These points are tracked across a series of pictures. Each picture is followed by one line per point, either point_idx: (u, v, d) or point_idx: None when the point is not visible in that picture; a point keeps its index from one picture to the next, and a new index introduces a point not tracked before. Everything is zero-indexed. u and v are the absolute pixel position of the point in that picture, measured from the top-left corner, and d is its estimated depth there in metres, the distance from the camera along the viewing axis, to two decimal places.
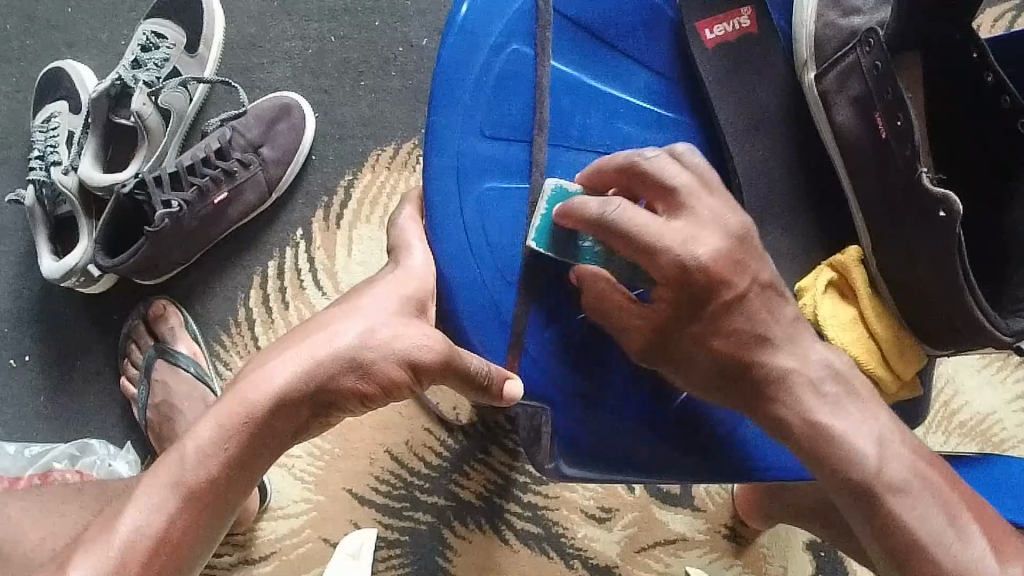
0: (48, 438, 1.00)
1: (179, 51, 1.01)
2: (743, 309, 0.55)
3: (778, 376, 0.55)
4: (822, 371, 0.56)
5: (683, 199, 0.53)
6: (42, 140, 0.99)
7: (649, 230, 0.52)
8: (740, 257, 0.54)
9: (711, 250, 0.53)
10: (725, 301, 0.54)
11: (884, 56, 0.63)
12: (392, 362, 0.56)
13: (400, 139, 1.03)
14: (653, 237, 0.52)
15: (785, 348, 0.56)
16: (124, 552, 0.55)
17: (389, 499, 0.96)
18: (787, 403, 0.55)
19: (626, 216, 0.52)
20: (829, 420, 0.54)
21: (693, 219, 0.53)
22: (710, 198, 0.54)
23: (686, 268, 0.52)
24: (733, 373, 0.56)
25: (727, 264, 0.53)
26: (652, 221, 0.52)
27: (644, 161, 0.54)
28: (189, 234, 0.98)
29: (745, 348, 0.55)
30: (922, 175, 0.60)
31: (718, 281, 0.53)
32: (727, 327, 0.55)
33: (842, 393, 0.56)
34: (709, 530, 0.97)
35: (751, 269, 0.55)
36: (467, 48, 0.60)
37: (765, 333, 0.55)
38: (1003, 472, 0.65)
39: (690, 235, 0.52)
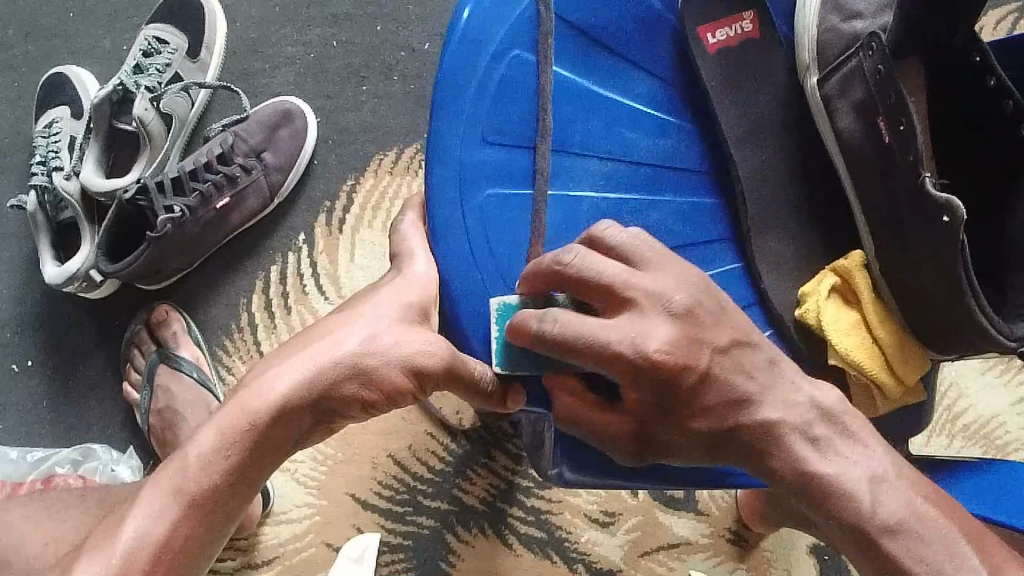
0: (51, 444, 1.00)
1: (181, 56, 1.01)
2: (712, 381, 0.51)
3: (765, 430, 0.52)
4: (810, 414, 0.52)
5: (618, 293, 0.50)
6: (44, 146, 0.99)
7: (590, 337, 0.49)
8: (691, 333, 0.50)
9: (661, 341, 0.49)
10: (693, 384, 0.51)
11: (887, 59, 0.62)
12: (395, 369, 0.56)
13: (402, 144, 1.03)
14: (595, 344, 0.49)
15: (768, 399, 0.52)
16: (127, 559, 0.55)
17: (393, 504, 0.96)
18: (779, 455, 0.51)
19: (564, 329, 0.50)
20: (821, 466, 0.51)
21: (633, 314, 0.50)
22: (644, 281, 0.50)
23: (641, 366, 0.49)
24: (721, 440, 0.52)
25: (682, 348, 0.50)
26: (590, 324, 0.49)
27: (564, 267, 0.51)
28: (191, 239, 0.98)
29: (724, 419, 0.52)
30: (926, 180, 0.59)
31: (678, 368, 0.50)
32: (701, 404, 0.51)
33: (833, 434, 0.52)
34: (713, 534, 0.97)
35: (709, 339, 0.51)
36: (470, 55, 0.60)
37: (740, 394, 0.52)
38: (1007, 477, 0.65)
39: (636, 328, 0.49)
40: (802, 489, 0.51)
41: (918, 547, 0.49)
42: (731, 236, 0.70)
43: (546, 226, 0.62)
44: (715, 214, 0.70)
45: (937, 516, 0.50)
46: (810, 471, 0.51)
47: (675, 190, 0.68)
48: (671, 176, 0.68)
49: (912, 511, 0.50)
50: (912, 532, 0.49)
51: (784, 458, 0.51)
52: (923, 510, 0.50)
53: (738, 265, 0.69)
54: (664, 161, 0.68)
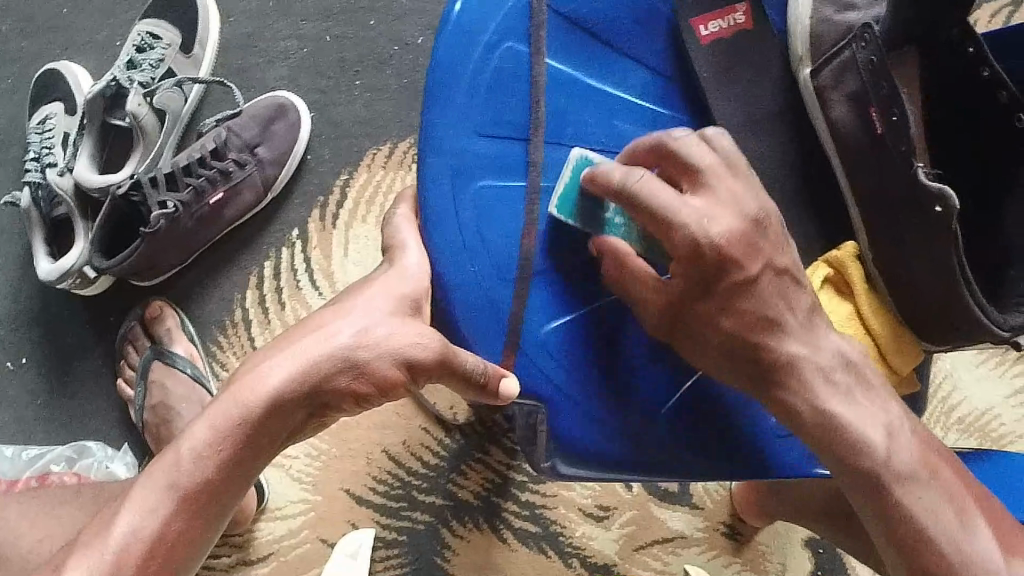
0: (45, 441, 1.00)
1: (174, 51, 1.00)
2: (756, 293, 0.54)
3: (786, 364, 0.54)
4: (834, 360, 0.55)
5: (708, 178, 0.53)
6: (37, 142, 0.99)
7: (663, 205, 0.51)
8: (755, 241, 0.53)
9: (726, 230, 0.52)
10: (736, 281, 0.53)
11: (880, 49, 0.63)
12: (389, 361, 0.56)
13: (396, 138, 1.03)
14: (667, 213, 0.51)
15: (798, 336, 0.55)
16: (118, 554, 0.55)
17: (387, 499, 0.96)
18: (796, 390, 0.54)
19: (645, 186, 0.52)
20: (838, 408, 0.54)
21: (710, 199, 0.53)
22: (732, 180, 0.53)
23: (699, 246, 0.52)
24: (747, 352, 0.55)
25: (742, 247, 0.52)
26: (668, 196, 0.51)
27: (671, 140, 0.53)
28: (180, 237, 0.97)
29: (752, 332, 0.54)
30: (918, 169, 0.60)
31: (730, 260, 0.52)
32: (737, 304, 0.54)
33: (853, 381, 0.55)
34: (708, 528, 0.97)
35: (766, 253, 0.54)
36: (461, 47, 0.60)
37: (777, 317, 0.54)
38: (999, 468, 0.65)
39: (709, 213, 0.52)
40: (813, 434, 0.54)
41: None
42: None
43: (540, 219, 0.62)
44: None
45: None
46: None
47: None
48: None
49: None
50: None
51: (798, 393, 0.54)
52: None
53: None
54: None
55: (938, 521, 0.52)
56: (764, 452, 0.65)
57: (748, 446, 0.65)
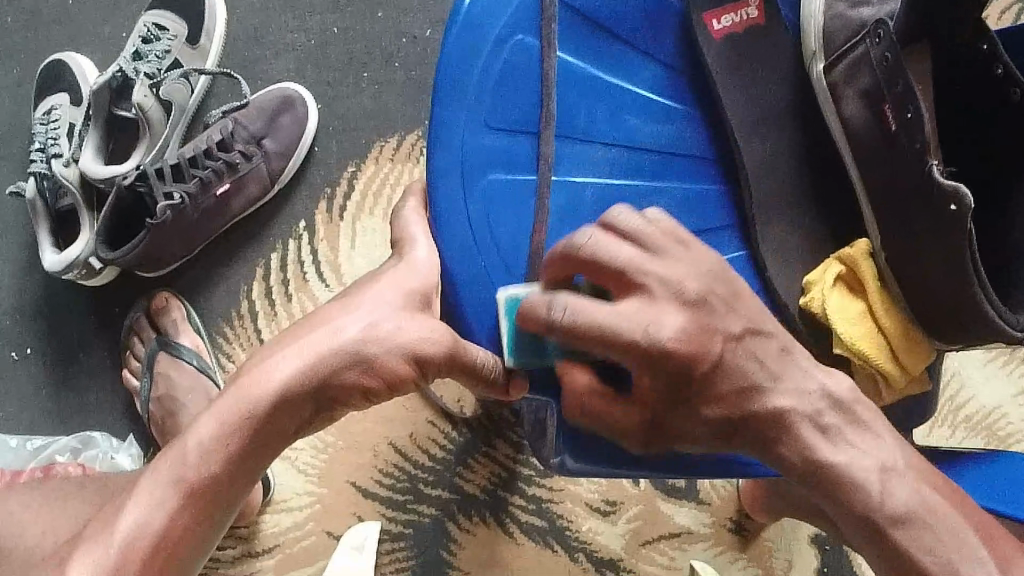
0: (51, 432, 1.00)
1: (180, 43, 1.00)
2: (725, 368, 0.50)
3: (774, 416, 0.51)
4: (820, 403, 0.52)
5: (633, 275, 0.50)
6: (43, 133, 0.98)
7: (602, 323, 0.49)
8: (704, 323, 0.50)
9: (674, 331, 0.49)
10: (707, 370, 0.50)
11: (894, 47, 0.61)
12: (397, 357, 0.56)
13: (403, 131, 1.02)
14: (609, 331, 0.48)
15: (779, 388, 0.52)
16: (125, 548, 0.55)
17: (393, 492, 0.96)
18: (788, 442, 0.51)
19: (574, 316, 0.49)
20: (832, 455, 0.51)
21: (645, 299, 0.49)
22: (658, 265, 0.50)
23: (652, 355, 0.49)
24: (731, 423, 0.52)
25: (696, 337, 0.49)
26: (599, 309, 0.49)
27: (579, 245, 0.51)
28: (189, 225, 0.97)
29: (736, 406, 0.51)
30: (933, 167, 0.59)
31: (692, 356, 0.49)
32: (715, 390, 0.51)
33: (844, 422, 0.52)
34: (714, 524, 0.97)
35: (721, 323, 0.50)
36: (472, 40, 0.59)
37: (752, 381, 0.51)
38: (1010, 468, 0.65)
39: (648, 317, 0.49)
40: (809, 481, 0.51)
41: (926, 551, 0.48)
42: (735, 227, 0.69)
43: (548, 216, 0.62)
44: (717, 201, 0.69)
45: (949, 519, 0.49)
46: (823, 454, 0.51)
47: (678, 176, 0.68)
48: (673, 163, 0.68)
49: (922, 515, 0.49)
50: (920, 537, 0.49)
51: (792, 445, 0.51)
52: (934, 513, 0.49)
53: (743, 252, 0.69)
54: (668, 147, 0.68)
55: None
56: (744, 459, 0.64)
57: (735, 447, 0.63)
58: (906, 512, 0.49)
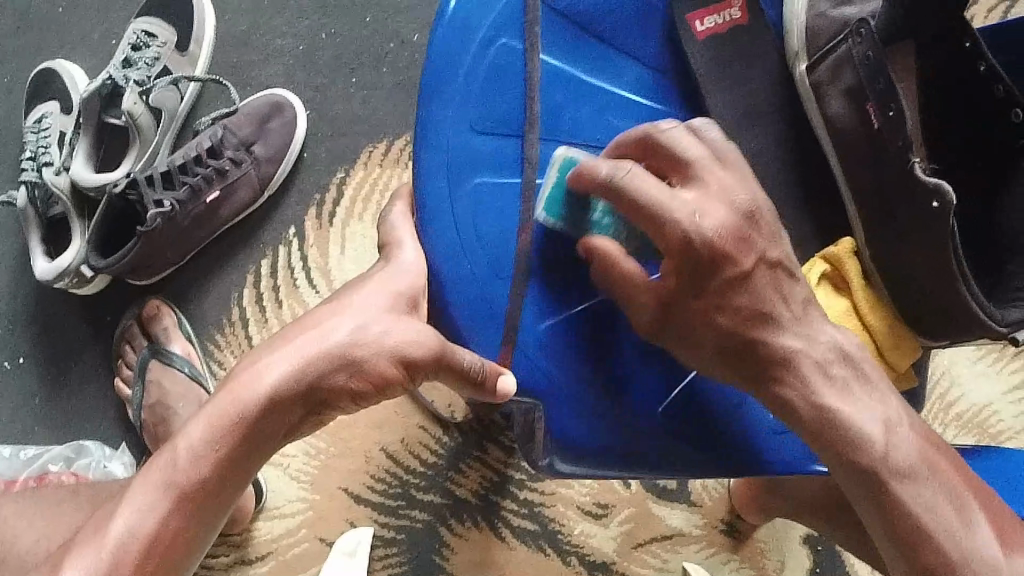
0: (42, 441, 1.00)
1: (170, 50, 1.00)
2: (749, 287, 0.53)
3: (782, 358, 0.54)
4: (829, 353, 0.54)
5: (698, 171, 0.53)
6: (34, 141, 0.98)
7: (658, 198, 0.50)
8: (749, 234, 0.52)
9: (717, 225, 0.51)
10: (729, 276, 0.53)
11: (876, 46, 0.62)
12: (384, 358, 0.56)
13: (392, 136, 1.03)
14: (661, 207, 0.50)
15: (793, 329, 0.54)
16: (116, 555, 0.54)
17: (385, 497, 0.96)
18: (791, 384, 0.54)
19: (634, 181, 0.51)
20: (838, 403, 0.53)
21: (702, 193, 0.52)
22: (722, 172, 0.53)
23: (690, 241, 0.51)
24: (740, 345, 0.54)
25: (735, 239, 0.52)
26: (660, 187, 0.51)
27: (658, 133, 0.53)
28: (182, 233, 0.98)
29: (746, 328, 0.54)
30: (916, 165, 0.59)
31: (722, 256, 0.52)
32: (730, 302, 0.53)
33: (851, 376, 0.54)
34: (706, 525, 0.97)
35: (759, 245, 0.53)
36: (456, 43, 0.59)
37: (771, 312, 0.54)
38: (996, 466, 0.65)
39: (698, 207, 0.51)
40: (813, 430, 0.53)
41: None
42: None
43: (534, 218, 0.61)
44: None
45: None
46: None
47: None
48: None
49: None
50: None
51: (795, 387, 0.54)
52: None
53: None
54: None
55: (938, 516, 0.51)
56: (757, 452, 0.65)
57: (744, 443, 0.64)
58: (908, 465, 0.52)
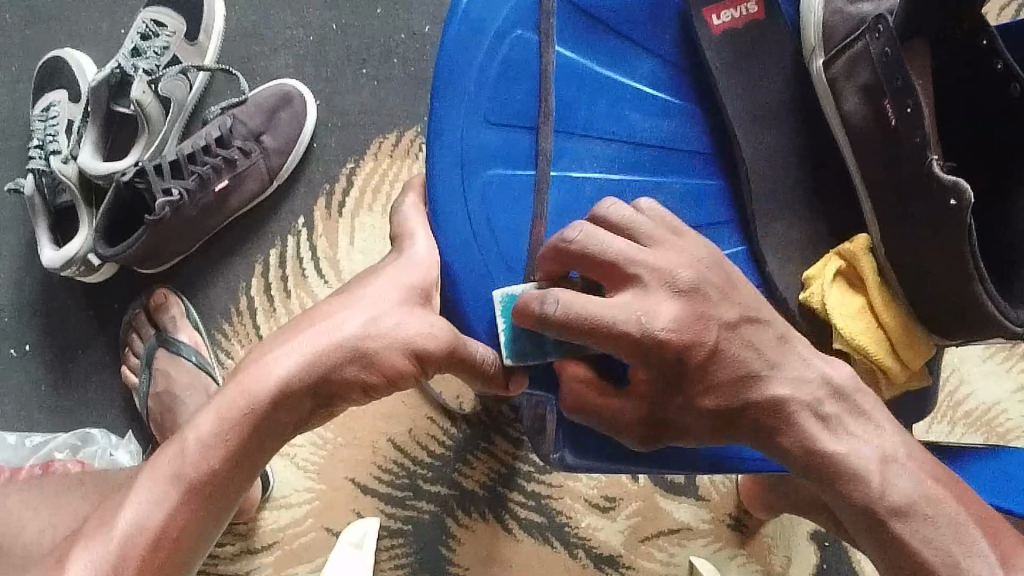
0: (49, 429, 1.00)
1: (179, 39, 0.99)
2: (721, 359, 0.52)
3: (774, 407, 0.52)
4: (819, 392, 0.53)
5: (624, 268, 0.51)
6: (41, 129, 0.97)
7: (598, 313, 0.49)
8: (699, 311, 0.51)
9: (666, 319, 0.50)
10: (701, 360, 0.52)
11: (894, 43, 0.61)
12: (397, 351, 0.55)
13: (402, 128, 1.02)
14: (606, 320, 0.49)
15: (780, 376, 0.53)
16: (125, 546, 0.54)
17: (392, 488, 0.96)
18: (790, 433, 0.52)
19: (568, 309, 0.50)
20: (832, 445, 0.52)
21: (638, 290, 0.51)
22: (649, 258, 0.52)
23: (647, 346, 0.50)
24: (730, 415, 0.53)
25: (689, 326, 0.51)
26: (596, 302, 0.50)
27: (568, 244, 0.52)
28: (190, 223, 0.97)
29: (736, 394, 0.53)
30: (933, 162, 0.59)
31: (685, 346, 0.51)
32: (711, 381, 0.52)
33: (844, 412, 0.53)
34: (713, 520, 0.97)
35: (714, 313, 0.52)
36: (472, 34, 0.59)
37: (751, 370, 0.53)
38: (1007, 464, 0.65)
39: (641, 305, 0.51)
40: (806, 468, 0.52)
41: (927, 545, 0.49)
42: (734, 219, 0.69)
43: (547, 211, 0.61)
44: (716, 196, 0.69)
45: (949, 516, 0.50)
46: (822, 448, 0.51)
47: (677, 171, 0.68)
48: (674, 159, 0.67)
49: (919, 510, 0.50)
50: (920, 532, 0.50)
51: (793, 436, 0.52)
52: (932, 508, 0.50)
53: (743, 248, 0.69)
54: (667, 143, 0.67)
55: None
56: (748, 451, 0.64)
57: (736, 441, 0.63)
58: (907, 502, 0.50)
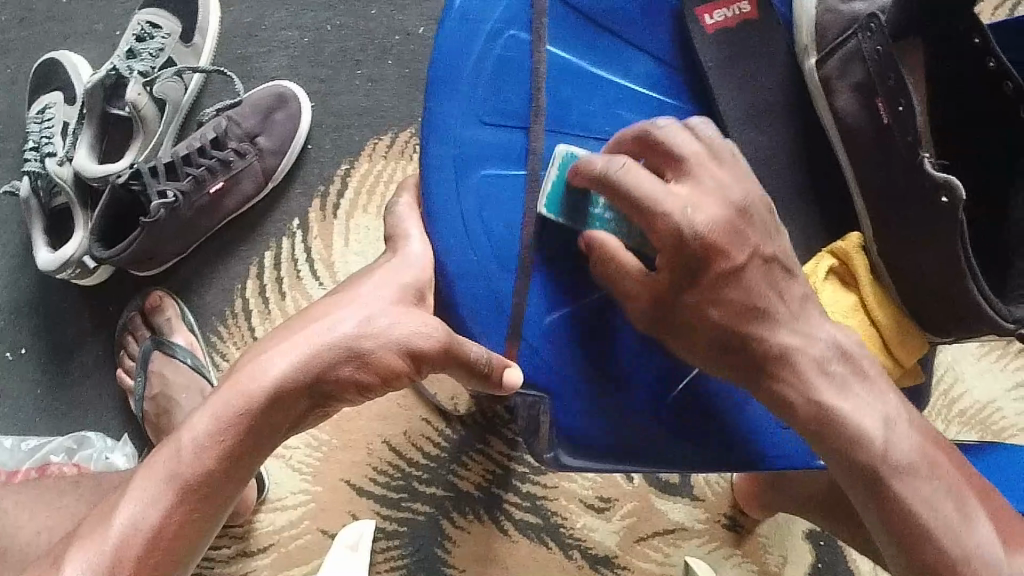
0: (45, 432, 1.00)
1: (174, 40, 1.00)
2: (743, 280, 0.53)
3: (779, 355, 0.54)
4: (828, 351, 0.54)
5: (691, 167, 0.53)
6: (38, 131, 0.98)
7: (650, 192, 0.51)
8: (741, 227, 0.53)
9: (709, 219, 0.52)
10: (722, 269, 0.53)
11: (886, 40, 0.62)
12: (391, 351, 0.56)
13: (397, 128, 1.02)
14: (651, 199, 0.51)
15: (789, 326, 0.54)
16: (119, 546, 0.54)
17: (388, 490, 0.96)
18: (789, 381, 0.53)
19: (627, 173, 0.52)
20: (836, 410, 0.53)
21: (695, 186, 0.53)
22: (718, 168, 0.54)
23: (680, 234, 0.52)
24: (735, 338, 0.54)
25: (728, 234, 0.52)
26: (651, 183, 0.52)
27: (654, 130, 0.54)
28: (186, 224, 0.97)
29: (744, 322, 0.53)
30: (924, 159, 0.59)
31: (715, 250, 0.52)
32: (722, 296, 0.53)
33: (850, 373, 0.54)
34: (708, 520, 0.97)
35: (753, 240, 0.53)
36: (465, 35, 0.60)
37: (767, 307, 0.53)
38: (998, 463, 0.65)
39: (692, 201, 0.52)
40: (812, 426, 0.53)
41: None
42: None
43: None
44: None
45: None
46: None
47: None
48: None
49: None
50: None
51: (793, 383, 0.53)
52: None
53: None
54: None
55: (941, 511, 0.51)
56: (763, 443, 0.64)
57: (752, 426, 0.64)
58: None
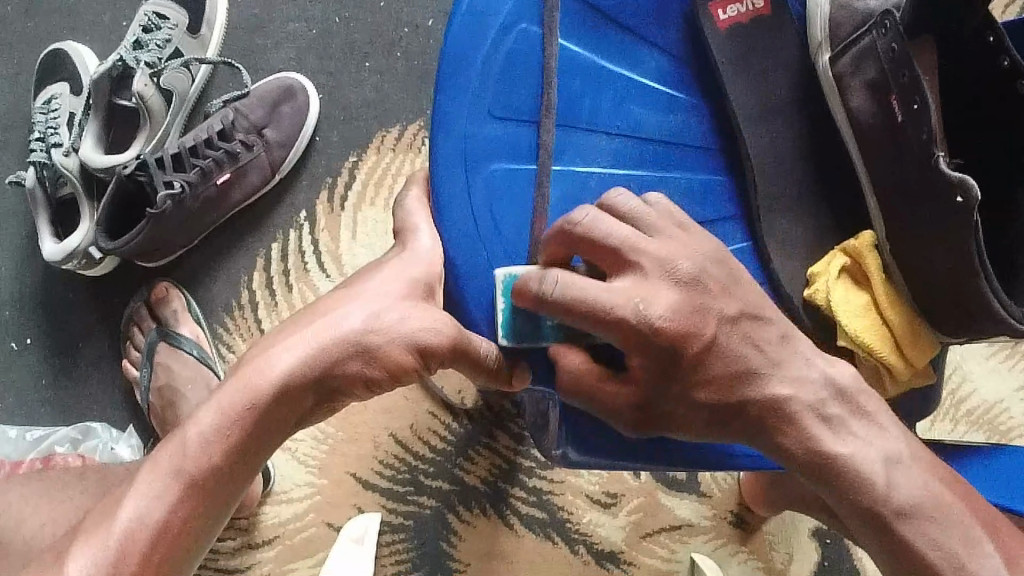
0: (50, 423, 1.00)
1: (181, 32, 0.99)
2: (716, 353, 0.51)
3: (772, 407, 0.52)
4: (822, 393, 0.52)
5: (626, 255, 0.51)
6: (43, 121, 0.97)
7: (595, 296, 0.50)
8: (698, 301, 0.51)
9: (664, 305, 0.50)
10: (696, 353, 0.51)
11: (901, 38, 0.61)
12: (400, 346, 0.55)
13: (405, 122, 1.02)
14: (600, 303, 0.50)
15: (778, 374, 0.52)
16: (125, 540, 0.54)
17: (394, 484, 0.96)
18: (790, 433, 0.52)
19: (567, 289, 0.50)
20: (835, 442, 0.51)
21: (638, 279, 0.51)
22: (652, 246, 0.52)
23: (642, 335, 0.50)
24: (725, 407, 0.52)
25: (689, 314, 0.50)
26: (593, 286, 0.50)
27: (574, 226, 0.52)
28: (192, 216, 0.97)
29: (730, 390, 0.52)
30: (939, 158, 0.58)
31: (683, 335, 0.50)
32: (705, 375, 0.52)
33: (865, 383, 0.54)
34: (714, 516, 0.97)
35: (715, 305, 0.52)
36: (474, 28, 0.59)
37: (749, 364, 0.52)
38: (1008, 464, 0.65)
39: (639, 292, 0.50)
40: None
41: (931, 544, 0.49)
42: (739, 216, 0.69)
43: (549, 204, 0.61)
44: (721, 191, 0.69)
45: (952, 516, 0.50)
46: (826, 447, 0.51)
47: (681, 164, 0.67)
48: (677, 153, 0.67)
49: (923, 510, 0.50)
50: (927, 533, 0.50)
51: (793, 436, 0.52)
52: (937, 508, 0.50)
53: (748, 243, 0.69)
54: (673, 137, 0.67)
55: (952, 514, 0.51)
56: (756, 455, 0.63)
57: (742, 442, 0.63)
58: (920, 495, 0.50)
